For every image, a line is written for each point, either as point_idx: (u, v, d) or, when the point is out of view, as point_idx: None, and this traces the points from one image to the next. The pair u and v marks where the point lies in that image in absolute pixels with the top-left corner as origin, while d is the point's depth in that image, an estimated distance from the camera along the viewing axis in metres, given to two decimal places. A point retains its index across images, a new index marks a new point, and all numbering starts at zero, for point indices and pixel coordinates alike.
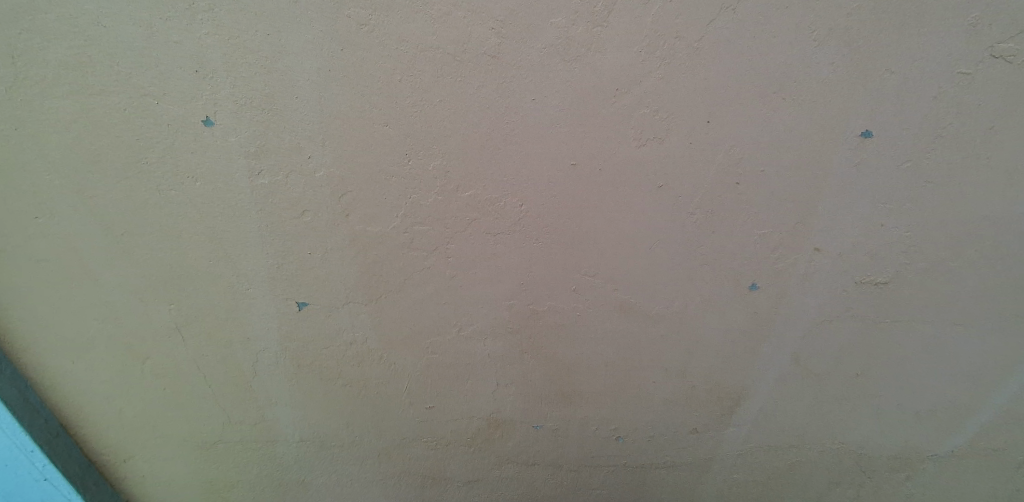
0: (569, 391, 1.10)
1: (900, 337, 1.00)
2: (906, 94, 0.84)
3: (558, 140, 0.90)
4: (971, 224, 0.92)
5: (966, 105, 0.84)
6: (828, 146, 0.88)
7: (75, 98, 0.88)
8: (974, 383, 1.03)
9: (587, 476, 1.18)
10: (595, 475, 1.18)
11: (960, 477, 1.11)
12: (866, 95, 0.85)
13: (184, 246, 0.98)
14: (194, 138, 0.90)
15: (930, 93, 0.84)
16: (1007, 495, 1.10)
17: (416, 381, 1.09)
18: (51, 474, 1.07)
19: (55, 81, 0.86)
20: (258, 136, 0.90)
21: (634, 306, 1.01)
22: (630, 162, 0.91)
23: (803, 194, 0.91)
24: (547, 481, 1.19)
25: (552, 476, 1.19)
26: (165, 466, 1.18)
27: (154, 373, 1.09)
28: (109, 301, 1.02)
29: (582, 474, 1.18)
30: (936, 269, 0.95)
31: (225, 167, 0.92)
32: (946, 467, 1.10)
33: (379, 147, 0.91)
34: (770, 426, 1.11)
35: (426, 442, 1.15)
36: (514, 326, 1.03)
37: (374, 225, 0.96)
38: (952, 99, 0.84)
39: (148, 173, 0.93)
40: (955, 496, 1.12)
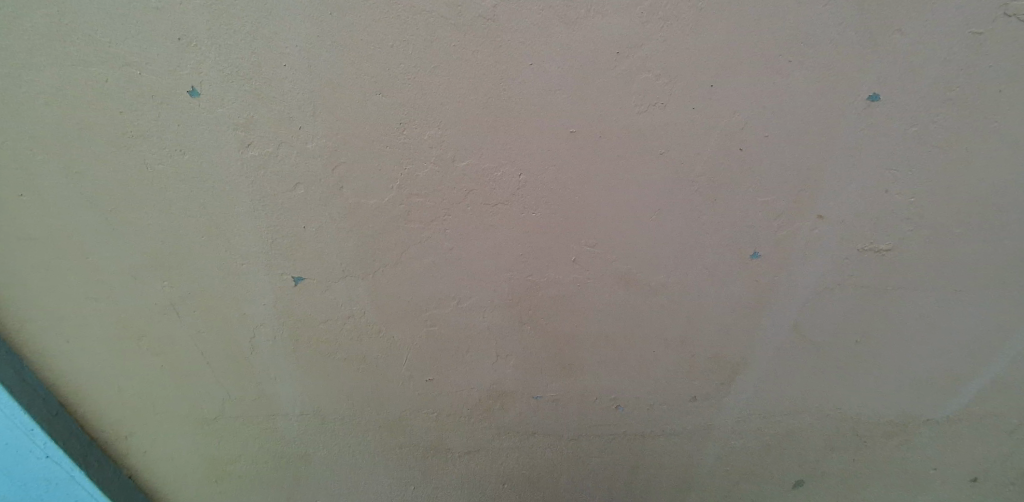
0: (569, 363, 1.10)
1: (901, 304, 1.00)
2: (918, 55, 0.82)
3: (557, 107, 0.87)
4: (976, 191, 0.90)
5: (980, 66, 0.81)
6: (835, 112, 0.86)
7: (53, 69, 0.84)
8: (973, 348, 1.03)
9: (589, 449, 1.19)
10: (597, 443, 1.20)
11: (954, 442, 1.13)
12: (876, 58, 0.82)
13: (174, 222, 0.95)
14: (180, 109, 0.87)
15: (941, 54, 0.81)
16: (1001, 455, 1.12)
17: (416, 355, 1.09)
18: (52, 452, 1.07)
19: (33, 52, 0.83)
20: (246, 107, 0.87)
21: (635, 277, 1.00)
22: (631, 130, 0.88)
23: (807, 160, 0.90)
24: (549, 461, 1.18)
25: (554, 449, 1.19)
26: (166, 442, 1.18)
27: (150, 350, 1.08)
28: (101, 278, 1.01)
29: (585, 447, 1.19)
30: (939, 236, 0.94)
31: (213, 140, 0.89)
32: (941, 429, 1.12)
33: (373, 117, 0.88)
34: (769, 394, 1.11)
35: (428, 414, 1.16)
36: (514, 298, 1.03)
37: (369, 197, 0.94)
38: (965, 61, 0.81)
39: (134, 147, 0.90)
40: (948, 459, 1.14)
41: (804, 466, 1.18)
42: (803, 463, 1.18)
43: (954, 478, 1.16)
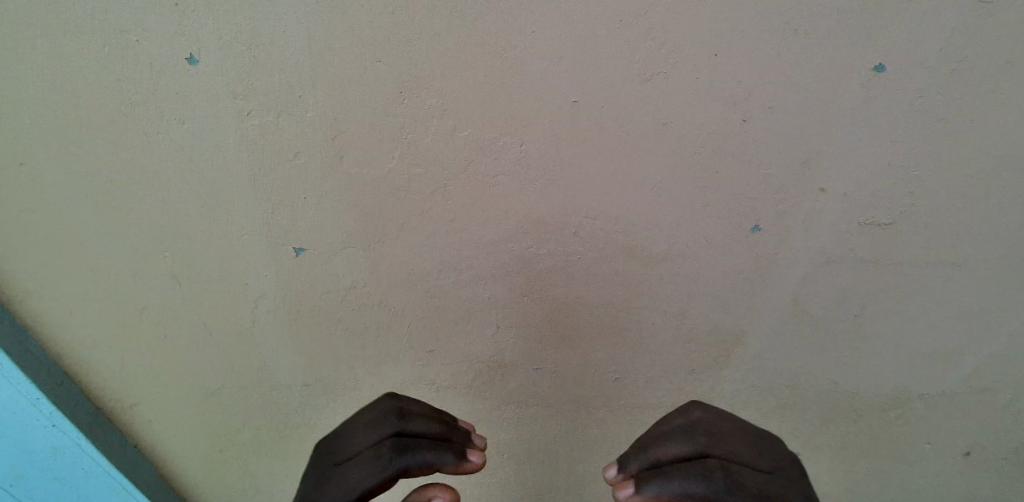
0: (568, 335, 1.11)
1: (900, 279, 1.00)
2: (945, 24, 0.77)
3: (561, 77, 0.85)
4: (985, 165, 0.89)
5: (1009, 36, 0.77)
6: (849, 82, 0.83)
7: (38, 32, 0.80)
8: (971, 322, 1.04)
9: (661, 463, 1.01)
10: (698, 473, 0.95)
11: (946, 414, 1.15)
12: (900, 26, 0.78)
13: (173, 192, 0.95)
14: (178, 77, 0.84)
15: (966, 23, 0.77)
16: (990, 425, 1.15)
17: (416, 326, 1.10)
18: (59, 421, 1.10)
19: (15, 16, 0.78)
20: (245, 75, 0.84)
21: (635, 250, 1.00)
22: (636, 101, 0.87)
23: (815, 132, 0.88)
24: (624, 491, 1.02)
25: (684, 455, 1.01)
26: (170, 410, 1.21)
27: (153, 319, 1.09)
28: (102, 249, 1.01)
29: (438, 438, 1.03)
30: (942, 211, 0.93)
31: (212, 109, 0.87)
32: (935, 402, 1.14)
33: (371, 87, 0.86)
34: (766, 367, 1.13)
35: (429, 384, 1.18)
36: (514, 270, 1.03)
37: (369, 168, 0.93)
38: (995, 30, 0.77)
39: (131, 115, 0.88)
40: (939, 429, 1.17)
41: (798, 436, 1.21)
42: (797, 434, 1.21)
43: (944, 447, 1.19)
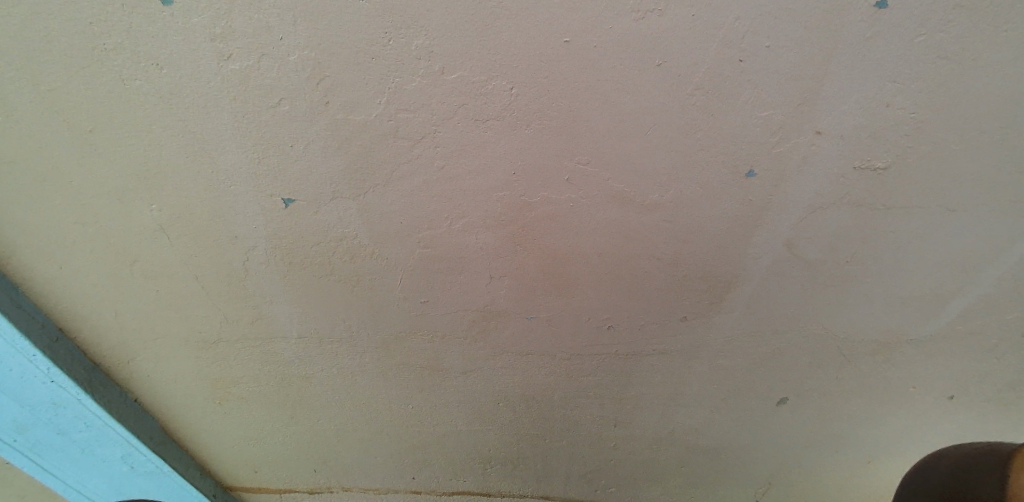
0: (562, 283, 1.12)
1: (894, 223, 1.00)
2: None
3: (552, 12, 0.81)
4: (986, 104, 0.87)
5: None
6: (852, 17, 0.80)
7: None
8: (961, 266, 1.05)
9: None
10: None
11: (936, 357, 1.17)
12: None
13: (157, 141, 0.93)
14: (152, 18, 0.80)
15: None
16: (973, 367, 1.18)
17: (410, 276, 1.10)
18: (57, 377, 1.11)
19: None
20: (222, 14, 0.80)
21: (629, 196, 0.99)
22: (631, 38, 0.83)
23: (814, 72, 0.85)
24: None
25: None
26: (169, 363, 1.23)
27: (146, 273, 1.09)
28: (88, 203, 0.99)
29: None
30: (940, 153, 0.92)
31: (190, 51, 0.83)
32: (922, 347, 1.16)
33: (355, 25, 0.82)
34: (757, 313, 1.14)
35: (424, 335, 1.19)
36: (506, 218, 1.02)
37: (356, 114, 0.90)
38: None
39: (107, 60, 0.84)
40: (925, 373, 1.20)
41: (787, 382, 1.23)
42: (787, 380, 1.23)
43: (928, 389, 1.22)
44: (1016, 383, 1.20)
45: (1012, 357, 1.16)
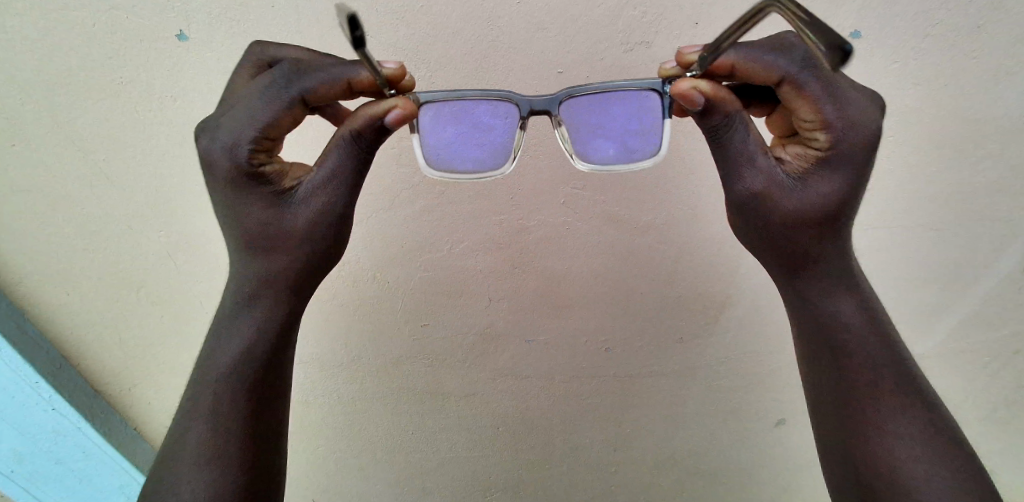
0: (560, 302, 1.13)
1: (880, 240, 1.04)
2: None
3: (546, 45, 0.86)
4: (954, 127, 0.93)
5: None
6: None
7: (23, 8, 0.81)
8: (938, 281, 1.10)
9: (774, 210, 0.75)
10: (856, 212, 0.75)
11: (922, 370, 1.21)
12: None
13: (166, 170, 0.96)
14: (169, 53, 0.85)
15: None
16: (957, 378, 1.23)
17: (410, 299, 1.12)
18: (59, 404, 1.12)
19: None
20: (235, 50, 0.85)
21: (621, 219, 1.04)
22: (621, 69, 0.88)
23: None
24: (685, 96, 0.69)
25: (826, 160, 0.71)
26: (170, 391, 1.23)
27: (152, 300, 1.11)
28: (98, 231, 1.02)
29: (264, 284, 0.75)
30: (916, 173, 0.97)
31: (203, 84, 0.88)
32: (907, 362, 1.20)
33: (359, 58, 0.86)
34: (752, 334, 1.16)
35: (424, 359, 1.20)
36: (503, 241, 1.06)
37: None
38: None
39: (123, 94, 0.88)
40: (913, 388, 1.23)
41: (784, 401, 1.25)
42: (784, 399, 1.25)
43: None
44: (994, 391, 1.26)
45: (990, 367, 1.23)
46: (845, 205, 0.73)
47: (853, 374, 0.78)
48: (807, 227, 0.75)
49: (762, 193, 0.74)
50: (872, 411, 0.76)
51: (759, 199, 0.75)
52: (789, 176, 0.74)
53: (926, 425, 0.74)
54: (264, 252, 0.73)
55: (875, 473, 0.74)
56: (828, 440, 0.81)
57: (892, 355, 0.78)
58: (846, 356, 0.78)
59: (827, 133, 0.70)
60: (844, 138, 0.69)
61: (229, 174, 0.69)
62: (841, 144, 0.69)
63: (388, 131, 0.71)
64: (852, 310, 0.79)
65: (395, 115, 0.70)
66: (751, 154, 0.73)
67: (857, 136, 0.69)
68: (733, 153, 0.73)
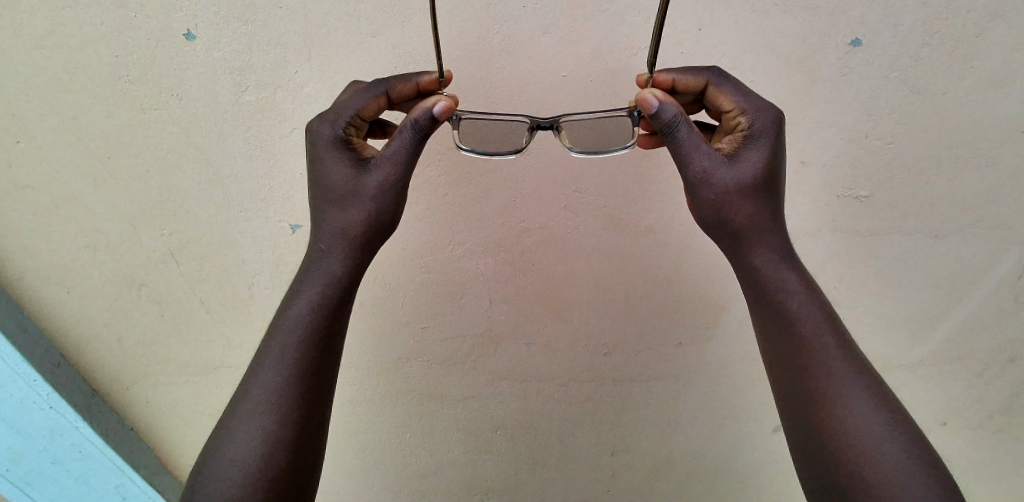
0: (561, 304, 1.14)
1: (878, 248, 1.05)
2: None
3: (550, 50, 0.87)
4: (951, 136, 0.94)
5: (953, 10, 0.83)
6: (823, 56, 0.87)
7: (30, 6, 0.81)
8: (937, 289, 1.11)
9: (722, 192, 0.73)
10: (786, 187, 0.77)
11: (917, 375, 1.22)
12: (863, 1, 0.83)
13: (170, 168, 0.96)
14: (175, 53, 0.86)
15: None
16: (953, 384, 1.24)
17: (411, 300, 1.12)
18: (56, 403, 1.11)
19: None
20: (242, 50, 0.86)
21: (622, 223, 1.04)
22: (623, 74, 0.89)
23: (794, 104, 0.90)
24: (645, 102, 0.72)
25: (750, 137, 0.74)
26: (168, 390, 1.23)
27: (152, 299, 1.11)
28: (99, 229, 1.02)
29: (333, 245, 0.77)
30: (914, 181, 0.98)
31: (209, 83, 0.88)
32: (905, 368, 1.21)
33: (365, 60, 0.87)
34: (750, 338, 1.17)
35: (424, 361, 1.20)
36: (505, 244, 1.06)
37: None
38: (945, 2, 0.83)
39: (129, 93, 0.89)
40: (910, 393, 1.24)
41: None
42: None
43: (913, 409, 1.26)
44: (990, 398, 1.27)
45: (987, 375, 1.23)
46: (776, 178, 0.74)
47: (817, 371, 0.72)
48: (749, 205, 0.74)
49: (708, 177, 0.73)
50: (845, 416, 0.68)
51: (704, 184, 0.73)
52: (725, 157, 0.74)
53: (899, 424, 0.68)
54: (335, 211, 0.77)
55: (861, 488, 0.65)
56: (807, 461, 0.73)
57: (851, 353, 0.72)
58: (803, 348, 0.73)
59: (745, 116, 0.76)
60: (759, 116, 0.74)
61: (321, 133, 0.78)
62: (760, 121, 0.74)
63: (434, 121, 0.75)
64: (806, 305, 0.74)
65: (441, 107, 0.75)
66: (697, 142, 0.72)
67: (768, 111, 0.75)
68: (681, 144, 0.72)
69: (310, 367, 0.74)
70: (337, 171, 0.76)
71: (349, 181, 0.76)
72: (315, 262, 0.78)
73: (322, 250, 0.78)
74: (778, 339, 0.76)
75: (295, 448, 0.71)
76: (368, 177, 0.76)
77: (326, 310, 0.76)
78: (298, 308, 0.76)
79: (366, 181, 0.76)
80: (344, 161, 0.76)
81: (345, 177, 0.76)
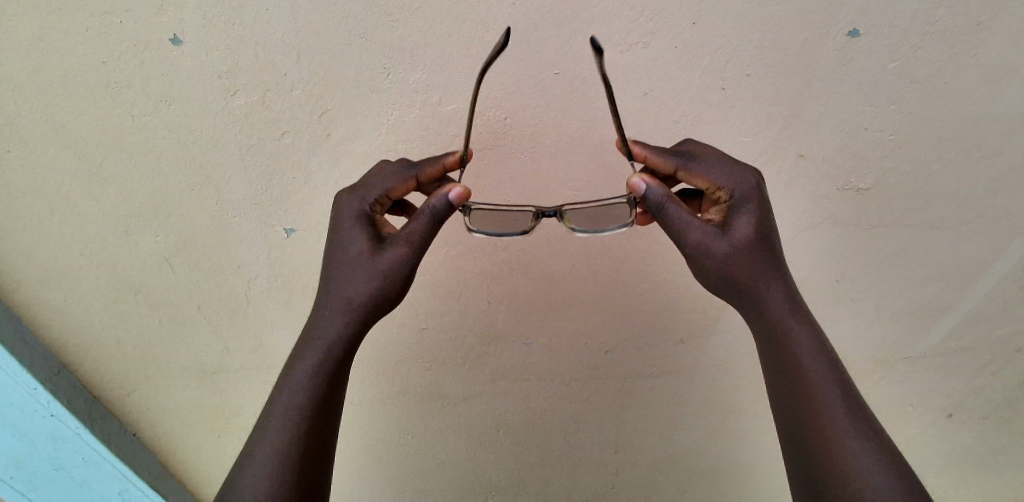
0: (559, 303, 1.13)
1: (878, 241, 1.04)
2: None
3: (541, 47, 0.86)
4: (952, 127, 0.92)
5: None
6: (822, 47, 0.85)
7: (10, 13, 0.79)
8: (940, 281, 1.10)
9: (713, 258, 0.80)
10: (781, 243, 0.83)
11: (917, 367, 1.22)
12: None
13: (163, 174, 0.96)
14: (163, 57, 0.84)
15: None
16: (955, 376, 1.24)
17: (408, 302, 1.11)
18: (58, 410, 1.12)
19: None
20: (230, 54, 0.85)
21: None
22: (618, 70, 0.87)
23: (791, 96, 0.89)
24: (634, 187, 0.80)
25: (737, 206, 0.81)
26: (170, 393, 1.24)
27: (150, 304, 1.11)
28: (95, 235, 1.02)
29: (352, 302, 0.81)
30: (915, 172, 0.96)
31: (198, 88, 0.87)
32: (906, 359, 1.20)
33: (355, 61, 0.86)
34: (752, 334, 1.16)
35: (423, 362, 1.19)
36: (502, 243, 1.05)
37: (356, 143, 0.94)
38: None
39: (118, 98, 0.87)
40: (909, 384, 1.24)
41: None
42: None
43: (910, 398, 1.26)
44: (993, 389, 1.26)
45: (990, 367, 1.22)
46: (769, 237, 0.81)
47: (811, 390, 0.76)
48: (747, 264, 0.80)
49: (700, 247, 0.80)
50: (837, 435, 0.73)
51: (698, 252, 0.80)
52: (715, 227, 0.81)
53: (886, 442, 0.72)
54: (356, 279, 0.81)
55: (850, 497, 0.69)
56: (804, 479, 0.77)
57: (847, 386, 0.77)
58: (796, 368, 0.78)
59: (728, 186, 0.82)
60: (740, 186, 0.81)
61: (347, 206, 0.84)
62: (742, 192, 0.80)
63: (450, 206, 0.78)
64: (802, 339, 0.79)
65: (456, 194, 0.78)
66: (686, 219, 0.79)
67: (749, 181, 0.81)
68: (672, 221, 0.79)
69: (309, 426, 0.77)
70: (353, 241, 0.82)
71: (369, 250, 0.81)
72: (325, 321, 0.81)
73: (334, 309, 0.81)
74: (783, 377, 0.80)
75: (290, 500, 0.73)
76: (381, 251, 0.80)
77: (328, 369, 0.79)
78: (303, 367, 0.79)
79: (379, 255, 0.80)
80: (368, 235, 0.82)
81: (360, 248, 0.81)
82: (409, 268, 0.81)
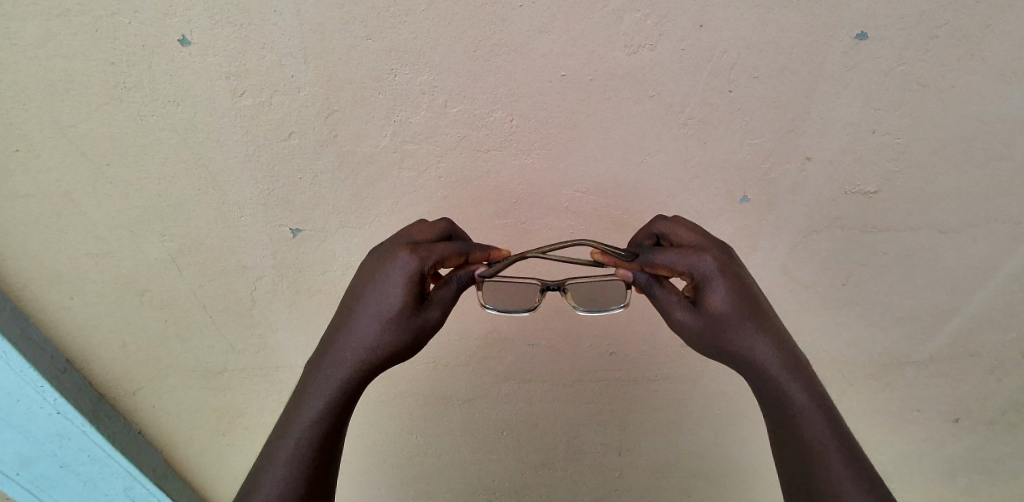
0: (564, 306, 1.12)
1: (883, 244, 1.04)
2: None
3: (547, 49, 0.85)
4: (958, 130, 0.92)
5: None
6: (829, 50, 0.84)
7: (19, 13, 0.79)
8: (946, 285, 1.09)
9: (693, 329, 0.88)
10: (758, 302, 0.87)
11: (921, 370, 1.22)
12: None
13: (170, 175, 0.96)
14: (170, 59, 0.84)
15: None
16: (961, 380, 1.23)
17: None
18: (63, 408, 1.13)
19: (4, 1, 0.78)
20: (237, 55, 0.85)
21: (625, 222, 1.04)
22: (622, 72, 0.87)
23: (797, 98, 0.89)
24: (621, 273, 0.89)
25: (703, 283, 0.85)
26: (174, 394, 1.24)
27: (155, 304, 1.11)
28: (101, 236, 1.02)
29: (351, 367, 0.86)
30: (921, 176, 0.96)
31: (205, 89, 0.88)
32: (909, 362, 1.21)
33: (361, 62, 0.86)
34: None
35: (427, 364, 1.18)
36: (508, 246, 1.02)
37: (362, 144, 0.94)
38: None
39: (125, 99, 0.88)
40: (912, 387, 1.24)
41: None
42: None
43: (913, 401, 1.27)
44: (999, 394, 1.26)
45: (996, 372, 1.22)
46: (744, 302, 0.86)
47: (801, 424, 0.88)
48: (722, 330, 0.87)
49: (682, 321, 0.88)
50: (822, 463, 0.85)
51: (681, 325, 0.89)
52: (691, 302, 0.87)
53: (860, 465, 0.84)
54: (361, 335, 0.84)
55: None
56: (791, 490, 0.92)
57: (834, 420, 0.87)
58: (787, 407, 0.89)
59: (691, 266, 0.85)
60: (700, 267, 0.84)
61: (405, 263, 0.81)
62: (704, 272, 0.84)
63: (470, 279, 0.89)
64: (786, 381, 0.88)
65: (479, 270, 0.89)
66: (668, 300, 0.87)
67: (707, 259, 0.84)
68: (656, 298, 0.88)
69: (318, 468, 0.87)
70: (397, 299, 0.82)
71: (401, 308, 0.82)
72: (322, 377, 0.86)
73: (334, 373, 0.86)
74: (775, 413, 0.91)
75: None
76: (418, 316, 0.84)
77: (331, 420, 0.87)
78: (304, 414, 0.86)
79: (417, 317, 0.84)
80: (408, 295, 0.82)
81: (401, 308, 0.82)
82: (434, 327, 0.88)
